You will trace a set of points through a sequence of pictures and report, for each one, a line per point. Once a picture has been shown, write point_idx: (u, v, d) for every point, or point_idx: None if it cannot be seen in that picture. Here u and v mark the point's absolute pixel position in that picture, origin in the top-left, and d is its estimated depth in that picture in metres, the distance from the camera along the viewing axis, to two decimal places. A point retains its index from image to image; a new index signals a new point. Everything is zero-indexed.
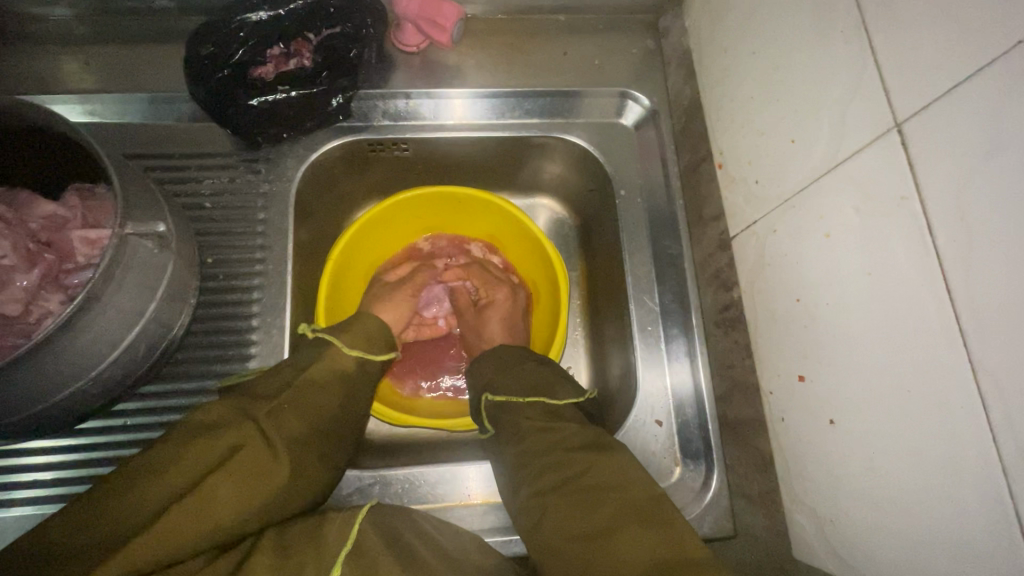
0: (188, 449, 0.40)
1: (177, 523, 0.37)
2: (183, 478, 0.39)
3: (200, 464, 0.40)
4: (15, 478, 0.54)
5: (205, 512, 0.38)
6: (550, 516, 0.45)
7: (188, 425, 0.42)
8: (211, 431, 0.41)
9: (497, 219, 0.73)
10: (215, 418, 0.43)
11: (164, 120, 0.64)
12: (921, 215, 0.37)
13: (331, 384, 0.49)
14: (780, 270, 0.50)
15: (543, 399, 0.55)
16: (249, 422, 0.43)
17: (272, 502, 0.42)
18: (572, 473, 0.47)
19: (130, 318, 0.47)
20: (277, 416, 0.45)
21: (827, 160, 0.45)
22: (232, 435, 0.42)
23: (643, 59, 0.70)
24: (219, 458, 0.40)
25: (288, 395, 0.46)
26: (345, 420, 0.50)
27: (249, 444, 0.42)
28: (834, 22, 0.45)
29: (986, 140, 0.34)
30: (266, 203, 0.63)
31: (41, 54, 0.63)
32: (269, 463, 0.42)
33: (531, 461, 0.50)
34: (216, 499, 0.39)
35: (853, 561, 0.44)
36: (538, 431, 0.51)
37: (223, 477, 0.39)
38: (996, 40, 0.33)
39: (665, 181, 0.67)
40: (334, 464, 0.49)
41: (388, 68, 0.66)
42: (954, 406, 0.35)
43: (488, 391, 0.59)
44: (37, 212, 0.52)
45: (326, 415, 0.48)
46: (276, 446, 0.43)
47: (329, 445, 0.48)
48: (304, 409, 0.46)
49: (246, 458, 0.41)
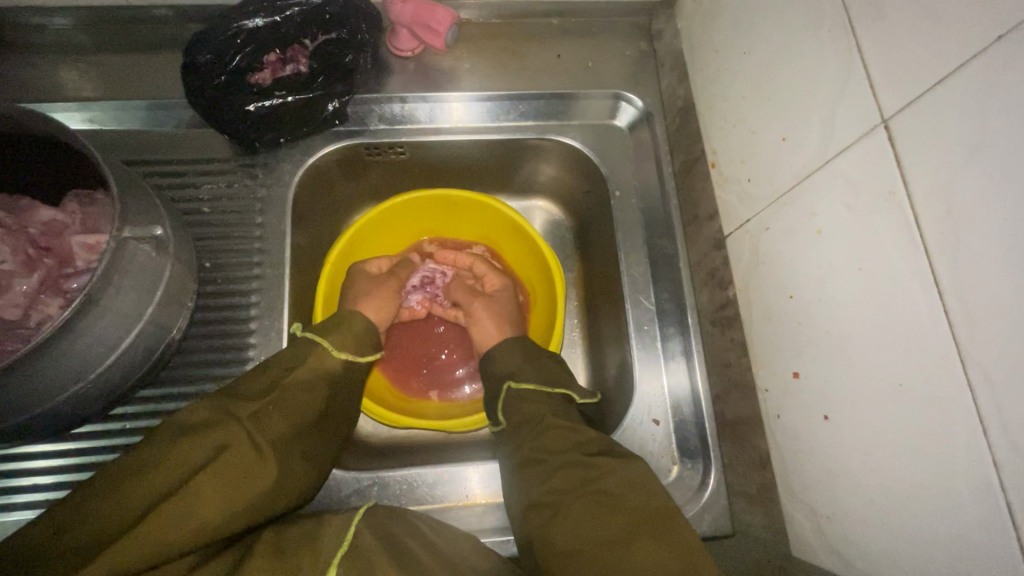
0: (176, 449, 0.41)
1: (163, 523, 0.37)
2: (170, 476, 0.39)
3: (186, 464, 0.40)
4: (16, 482, 0.54)
5: (192, 511, 0.38)
6: (559, 519, 0.46)
7: (177, 424, 0.43)
8: (198, 431, 0.42)
9: (491, 220, 0.74)
10: (204, 416, 0.43)
11: (163, 126, 0.65)
12: (908, 211, 0.38)
13: (318, 384, 0.50)
14: (773, 266, 0.50)
15: (564, 392, 0.57)
16: (235, 420, 0.43)
17: (262, 500, 0.42)
18: (587, 475, 0.47)
19: (130, 321, 0.47)
20: (263, 418, 0.45)
21: (818, 157, 0.46)
22: (219, 434, 0.42)
23: (636, 60, 0.70)
24: (205, 457, 0.41)
25: (275, 395, 0.46)
26: (332, 420, 0.51)
27: (234, 442, 0.42)
28: (822, 21, 0.45)
29: (971, 136, 0.34)
30: (264, 207, 0.63)
31: (42, 63, 0.64)
32: (255, 461, 0.42)
33: (547, 459, 0.50)
34: (200, 498, 0.39)
35: (850, 557, 0.44)
36: (560, 429, 0.52)
37: (209, 477, 0.39)
38: (980, 36, 0.34)
39: (660, 181, 0.67)
40: (324, 462, 0.50)
41: (384, 73, 0.67)
42: (946, 399, 0.35)
43: (512, 380, 0.59)
44: (37, 219, 0.53)
45: (313, 411, 0.48)
46: (262, 447, 0.43)
47: (316, 443, 0.49)
48: (292, 409, 0.47)
49: (231, 456, 0.41)
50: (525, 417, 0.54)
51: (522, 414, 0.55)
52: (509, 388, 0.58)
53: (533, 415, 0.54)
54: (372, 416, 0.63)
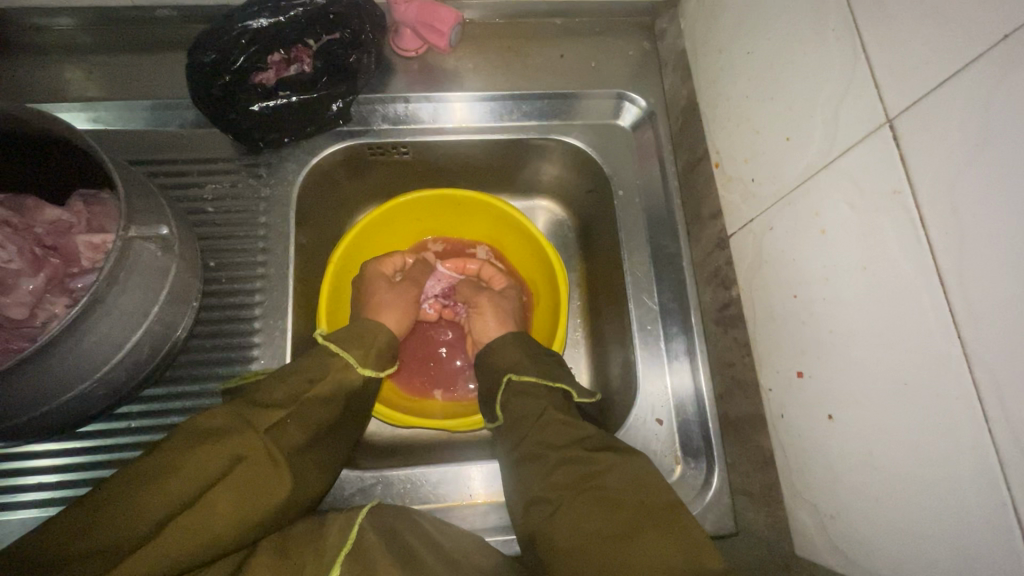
0: (195, 456, 0.40)
1: (182, 536, 0.37)
2: (188, 486, 0.39)
3: (205, 473, 0.40)
4: (22, 480, 0.55)
5: (209, 523, 0.38)
6: (561, 516, 0.46)
7: (193, 428, 0.42)
8: (216, 438, 0.41)
9: (494, 220, 0.74)
10: (221, 424, 0.43)
11: (167, 126, 0.65)
12: (913, 210, 0.38)
13: (337, 399, 0.50)
14: (777, 265, 0.50)
15: (564, 387, 0.57)
16: (254, 431, 0.43)
17: (276, 511, 0.42)
18: (586, 470, 0.48)
19: (135, 320, 0.47)
20: (278, 429, 0.44)
21: (821, 157, 0.46)
22: (238, 444, 0.42)
23: (639, 60, 0.70)
24: (223, 468, 0.40)
25: (292, 408, 0.46)
26: (339, 421, 0.51)
27: (252, 454, 0.42)
28: (826, 21, 0.45)
29: (975, 134, 0.34)
30: (268, 207, 0.64)
31: (46, 63, 0.64)
32: (271, 474, 0.42)
33: (545, 454, 0.50)
34: (217, 510, 0.39)
35: (853, 556, 0.44)
36: (558, 423, 0.52)
37: (226, 490, 0.40)
38: (985, 36, 0.34)
39: (663, 181, 0.67)
40: (332, 464, 0.50)
41: (387, 73, 0.67)
42: (950, 398, 0.35)
43: (513, 373, 0.58)
44: (43, 218, 0.53)
45: (324, 422, 0.49)
46: (279, 459, 0.43)
47: (325, 448, 0.49)
48: (307, 421, 0.47)
49: (248, 468, 0.41)
50: (526, 412, 0.54)
51: (521, 410, 0.55)
52: (511, 380, 0.58)
53: (530, 411, 0.54)
54: (375, 416, 0.63)
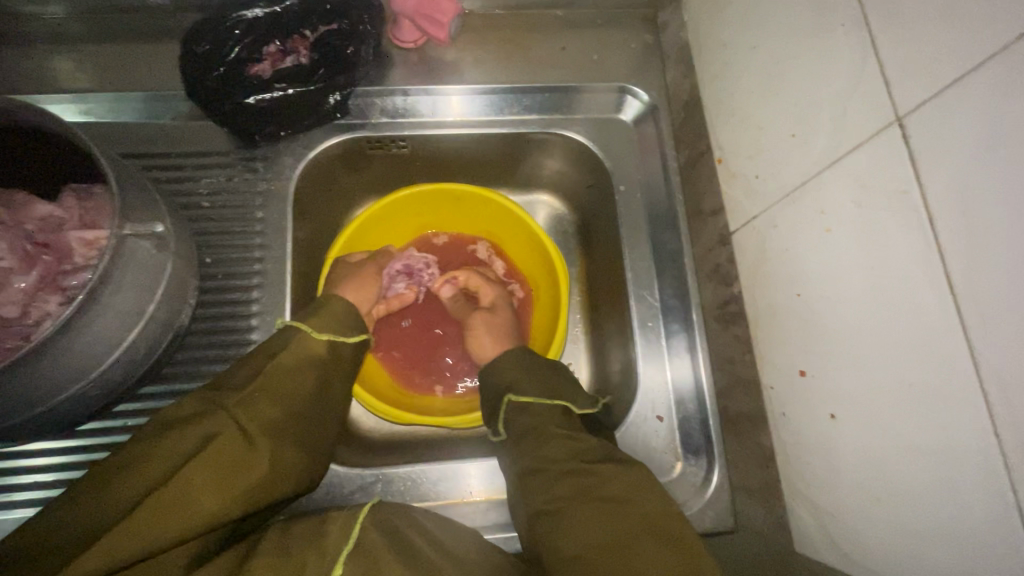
0: (165, 441, 0.40)
1: (153, 517, 0.37)
2: (159, 466, 0.39)
3: (174, 453, 0.40)
4: (15, 479, 0.54)
5: (184, 502, 0.38)
6: (559, 527, 0.46)
7: (161, 420, 0.42)
8: (185, 423, 0.42)
9: (494, 215, 0.73)
10: (189, 411, 0.43)
11: (160, 118, 0.64)
12: (921, 209, 0.37)
13: (304, 368, 0.49)
14: (781, 264, 0.50)
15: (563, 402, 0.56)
16: (220, 409, 0.43)
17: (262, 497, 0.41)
18: (583, 483, 0.47)
19: (130, 319, 0.47)
20: (251, 407, 0.44)
21: (827, 155, 0.45)
22: (206, 424, 0.41)
23: (641, 53, 0.70)
24: (192, 447, 0.40)
25: (257, 381, 0.45)
26: (326, 409, 0.50)
27: (222, 431, 0.41)
28: (834, 18, 0.45)
29: (987, 135, 0.34)
30: (265, 202, 0.63)
31: (34, 53, 0.63)
32: (245, 453, 0.41)
33: (545, 469, 0.50)
34: (194, 488, 0.38)
35: (853, 554, 0.44)
36: (559, 438, 0.52)
37: (203, 468, 0.39)
38: (995, 37, 0.33)
39: (665, 176, 0.67)
40: (320, 461, 0.49)
41: (387, 64, 0.66)
42: (956, 400, 0.35)
43: (510, 394, 0.57)
44: (33, 214, 0.52)
45: (305, 399, 0.47)
46: (253, 436, 0.42)
47: (316, 438, 0.48)
48: (280, 393, 0.46)
49: (220, 447, 0.40)
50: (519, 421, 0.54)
51: (523, 425, 0.54)
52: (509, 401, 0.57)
53: (527, 426, 0.54)
54: (376, 413, 0.62)
